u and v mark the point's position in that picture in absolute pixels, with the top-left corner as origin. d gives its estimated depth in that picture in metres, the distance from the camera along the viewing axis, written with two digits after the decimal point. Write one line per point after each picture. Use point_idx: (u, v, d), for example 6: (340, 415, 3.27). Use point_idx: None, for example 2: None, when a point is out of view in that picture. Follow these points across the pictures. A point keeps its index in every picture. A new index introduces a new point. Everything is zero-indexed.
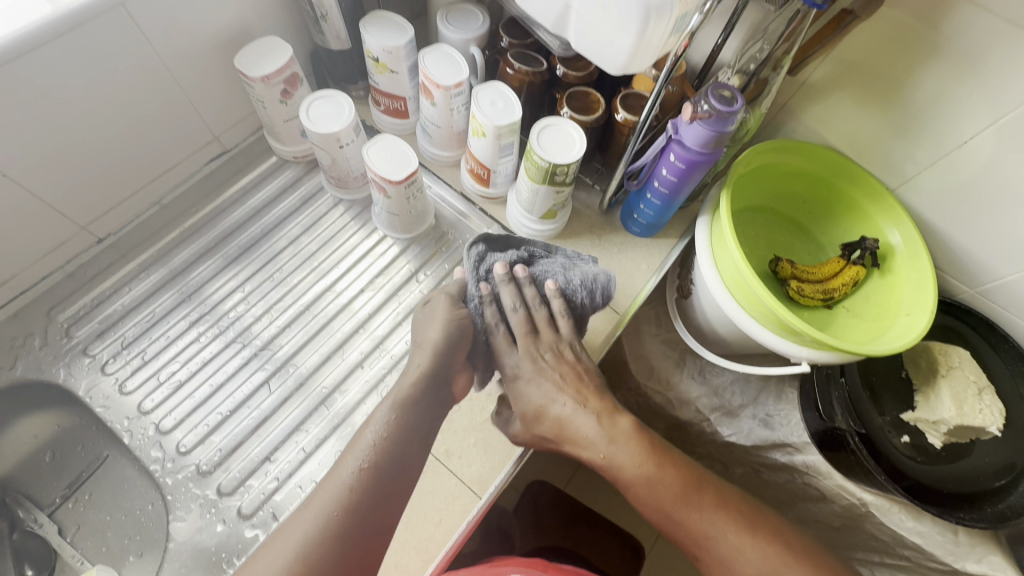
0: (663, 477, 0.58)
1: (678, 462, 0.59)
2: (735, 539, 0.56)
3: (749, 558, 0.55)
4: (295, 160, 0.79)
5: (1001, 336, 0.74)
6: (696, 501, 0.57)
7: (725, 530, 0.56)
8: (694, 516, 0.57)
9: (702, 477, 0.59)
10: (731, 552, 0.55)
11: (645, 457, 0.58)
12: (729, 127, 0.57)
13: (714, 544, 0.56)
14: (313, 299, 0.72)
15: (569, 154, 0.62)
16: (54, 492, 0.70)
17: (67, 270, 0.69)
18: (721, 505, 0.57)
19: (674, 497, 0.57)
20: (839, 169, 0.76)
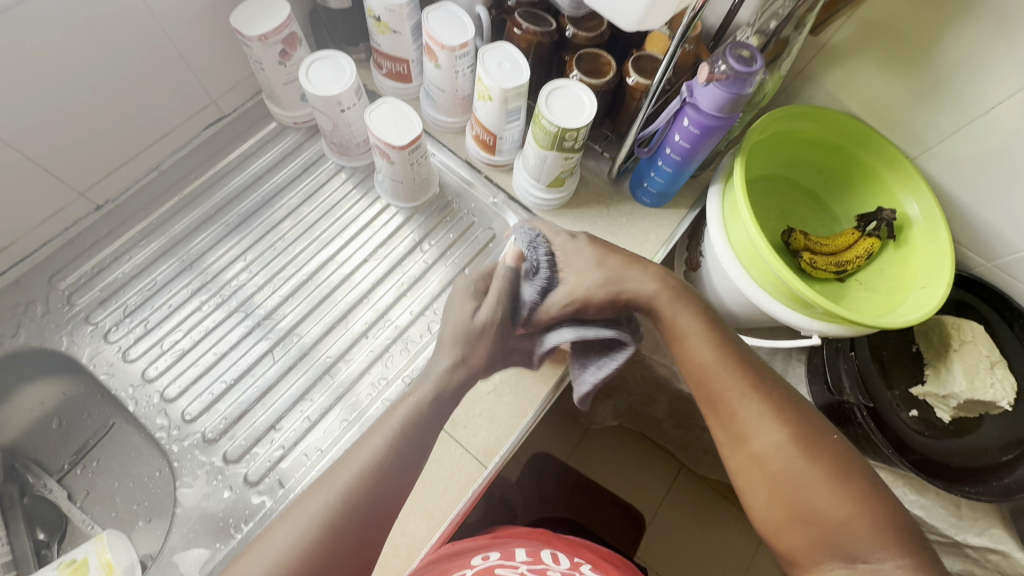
0: (712, 342, 0.57)
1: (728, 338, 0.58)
2: (762, 416, 0.55)
3: (773, 436, 0.54)
4: (296, 126, 0.77)
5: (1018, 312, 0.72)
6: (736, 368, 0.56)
7: (754, 408, 0.55)
8: (732, 390, 0.56)
9: (750, 357, 0.58)
10: (757, 418, 0.55)
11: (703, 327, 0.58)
12: (747, 88, 0.55)
13: (739, 421, 0.55)
14: (315, 269, 0.71)
15: (579, 118, 0.60)
16: (63, 458, 0.71)
17: (66, 237, 0.67)
18: (759, 385, 0.56)
19: (714, 361, 0.57)
20: (858, 137, 0.74)
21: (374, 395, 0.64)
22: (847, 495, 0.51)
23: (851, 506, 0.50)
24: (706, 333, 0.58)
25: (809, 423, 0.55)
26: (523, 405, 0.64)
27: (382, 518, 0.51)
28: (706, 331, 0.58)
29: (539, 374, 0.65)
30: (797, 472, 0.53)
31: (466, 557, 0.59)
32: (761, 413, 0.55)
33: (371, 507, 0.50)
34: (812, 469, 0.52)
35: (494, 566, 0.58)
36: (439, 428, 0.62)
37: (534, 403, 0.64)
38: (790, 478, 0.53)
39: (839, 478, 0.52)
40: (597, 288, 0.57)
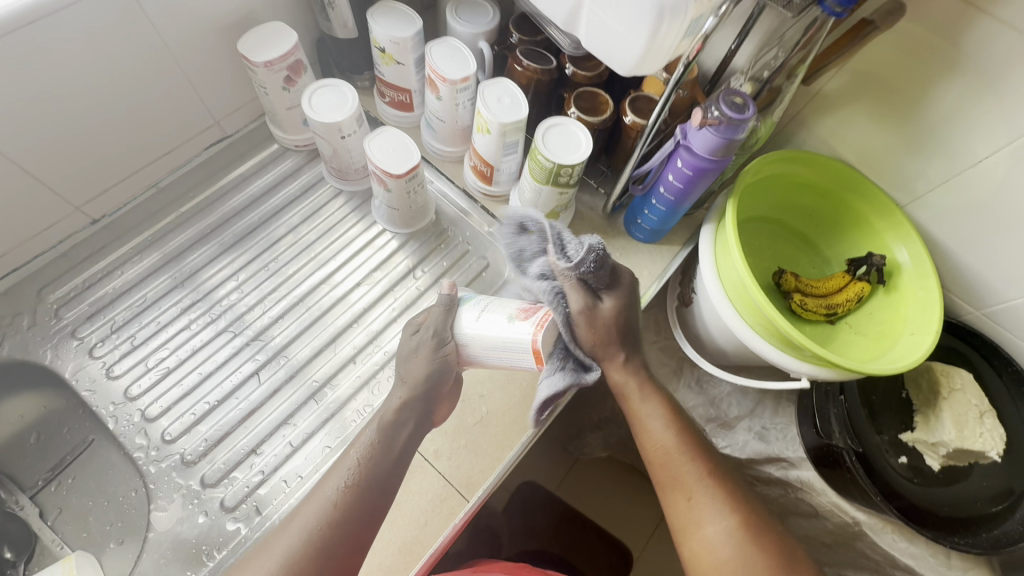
0: (676, 429, 0.60)
1: (691, 433, 0.61)
2: (716, 508, 0.56)
3: (722, 529, 0.55)
4: (297, 149, 0.78)
5: (1004, 359, 0.73)
6: (690, 459, 0.59)
7: (709, 499, 0.57)
8: (687, 480, 0.58)
9: (709, 450, 0.61)
10: (707, 508, 0.57)
11: (670, 419, 0.60)
12: (740, 134, 0.56)
13: (693, 512, 0.57)
14: (308, 291, 0.71)
15: (574, 155, 0.61)
16: (38, 474, 0.69)
17: (59, 250, 0.67)
18: (716, 476, 0.58)
19: (677, 450, 0.59)
20: (849, 183, 0.75)
21: (359, 421, 0.63)
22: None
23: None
24: (674, 428, 0.60)
25: (762, 517, 0.57)
26: (509, 437, 0.63)
27: (341, 561, 0.50)
28: (669, 424, 0.60)
29: (526, 406, 0.65)
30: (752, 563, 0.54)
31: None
32: (717, 505, 0.57)
33: (334, 562, 0.50)
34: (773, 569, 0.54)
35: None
36: (423, 458, 0.61)
37: (521, 436, 0.63)
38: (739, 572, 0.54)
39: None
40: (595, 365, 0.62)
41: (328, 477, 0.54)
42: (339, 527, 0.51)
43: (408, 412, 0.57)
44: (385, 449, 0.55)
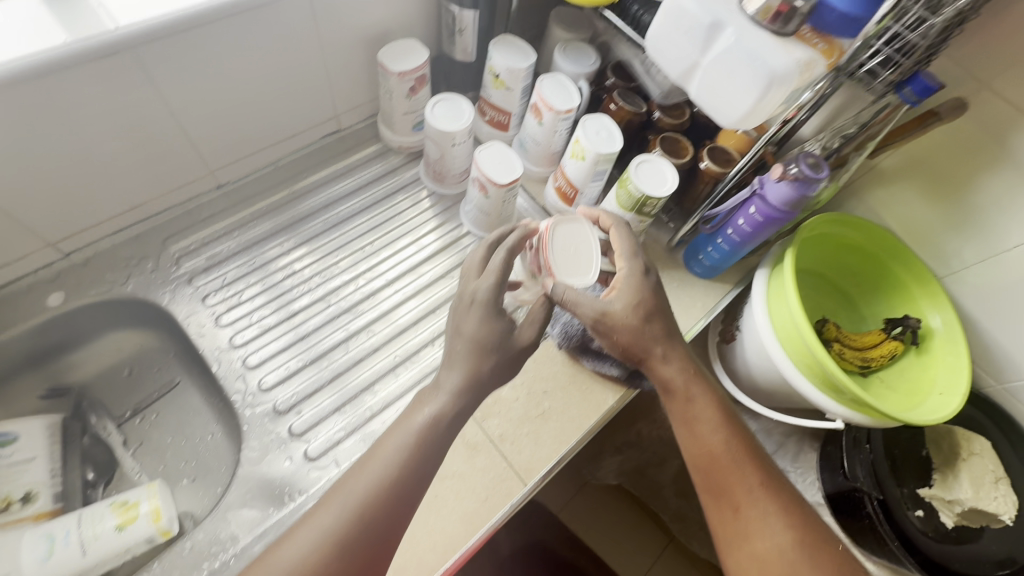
0: (727, 433, 0.65)
1: (742, 437, 0.66)
2: (769, 518, 0.61)
3: (779, 540, 0.60)
4: (399, 150, 0.87)
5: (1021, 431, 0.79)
6: (743, 465, 0.64)
7: (761, 510, 0.62)
8: (740, 487, 0.63)
9: (760, 455, 0.66)
10: (761, 518, 0.62)
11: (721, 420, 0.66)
12: (812, 191, 0.64)
13: (748, 519, 0.62)
14: (397, 276, 0.78)
15: (660, 189, 0.69)
16: (125, 406, 0.75)
17: (186, 206, 0.75)
18: (767, 484, 0.64)
19: (730, 454, 0.64)
20: (893, 250, 0.82)
21: None
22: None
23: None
24: (726, 433, 0.65)
25: (812, 526, 0.62)
26: (567, 433, 0.69)
27: (398, 507, 0.55)
28: (722, 428, 0.65)
29: (583, 408, 0.71)
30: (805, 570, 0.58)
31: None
32: (771, 514, 0.62)
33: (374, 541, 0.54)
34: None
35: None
36: (488, 440, 0.67)
37: (577, 434, 0.69)
38: None
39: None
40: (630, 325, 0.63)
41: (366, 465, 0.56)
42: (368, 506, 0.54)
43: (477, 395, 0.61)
44: (437, 433, 0.58)
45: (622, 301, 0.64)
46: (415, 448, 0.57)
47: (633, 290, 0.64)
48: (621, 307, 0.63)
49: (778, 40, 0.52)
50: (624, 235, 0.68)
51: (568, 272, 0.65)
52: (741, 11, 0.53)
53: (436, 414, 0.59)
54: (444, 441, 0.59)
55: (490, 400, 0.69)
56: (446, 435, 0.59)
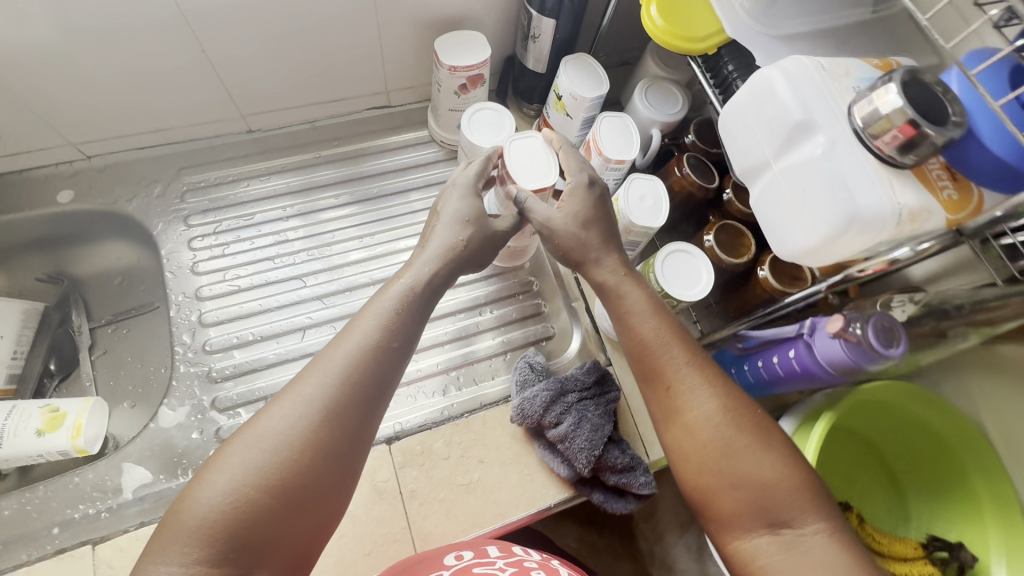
0: (661, 316, 0.50)
1: (674, 323, 0.50)
2: (703, 384, 0.47)
3: (711, 408, 0.46)
4: (441, 144, 0.80)
5: None
6: (674, 355, 0.48)
7: (692, 381, 0.47)
8: (672, 368, 0.47)
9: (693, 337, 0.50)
10: (696, 387, 0.47)
11: (649, 303, 0.51)
12: (873, 365, 0.48)
13: (679, 393, 0.47)
14: (384, 278, 0.72)
15: (687, 290, 0.56)
16: (106, 312, 0.77)
17: (212, 142, 0.74)
18: (702, 362, 0.48)
19: (662, 343, 0.48)
20: (976, 457, 0.62)
21: None
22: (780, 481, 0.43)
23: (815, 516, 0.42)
24: (657, 315, 0.50)
25: (750, 402, 0.47)
26: (484, 515, 0.60)
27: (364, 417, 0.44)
28: (658, 313, 0.50)
29: (515, 496, 0.61)
30: (739, 453, 0.44)
31: (440, 558, 0.47)
32: (704, 381, 0.47)
33: (359, 415, 0.44)
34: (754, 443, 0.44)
35: (469, 566, 0.45)
36: (398, 491, 0.60)
37: (495, 522, 0.60)
38: (728, 454, 0.44)
39: (786, 476, 0.44)
40: (575, 224, 0.54)
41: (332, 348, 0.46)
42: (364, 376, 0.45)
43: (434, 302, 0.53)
44: (415, 307, 0.50)
45: (569, 211, 0.54)
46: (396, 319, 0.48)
47: (581, 201, 0.55)
48: (564, 215, 0.54)
49: (885, 171, 0.38)
50: (574, 155, 0.58)
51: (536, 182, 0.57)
52: (847, 118, 0.39)
53: (415, 290, 0.50)
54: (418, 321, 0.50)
55: (419, 448, 0.62)
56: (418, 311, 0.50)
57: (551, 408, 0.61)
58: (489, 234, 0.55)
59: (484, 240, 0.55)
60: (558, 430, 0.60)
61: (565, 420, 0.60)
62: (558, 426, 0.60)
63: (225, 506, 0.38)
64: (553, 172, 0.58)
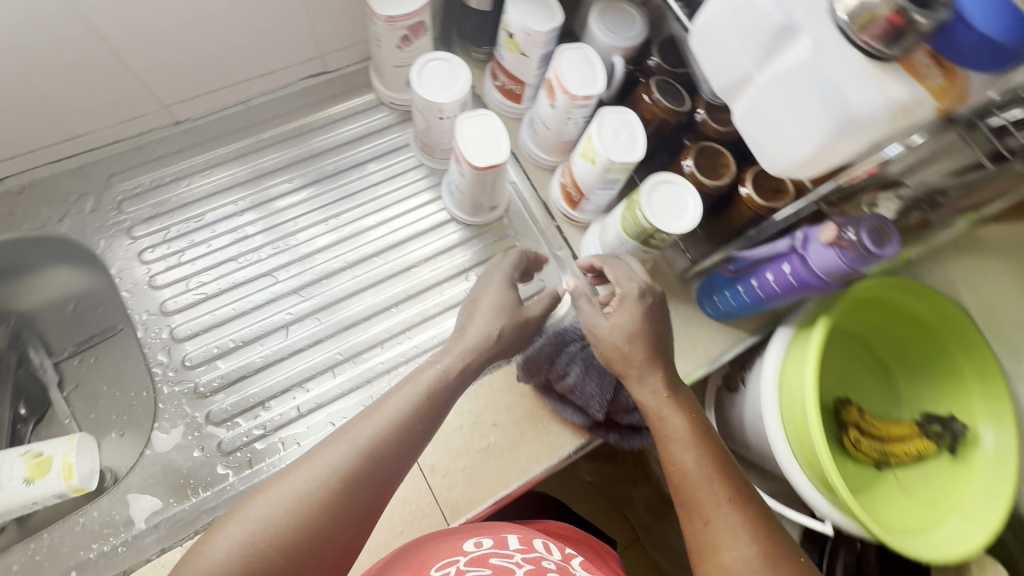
0: (702, 446, 0.50)
1: (719, 455, 0.50)
2: (736, 526, 0.46)
3: (744, 552, 0.45)
4: (391, 106, 0.74)
5: None
6: (714, 487, 0.48)
7: (728, 523, 0.46)
8: (709, 504, 0.47)
9: (735, 471, 0.50)
10: (730, 527, 0.46)
11: (691, 433, 0.50)
12: (868, 267, 0.49)
13: (711, 528, 0.47)
14: (359, 258, 0.68)
15: (676, 221, 0.55)
16: (67, 344, 0.72)
17: (138, 141, 0.67)
18: (738, 496, 0.48)
19: (699, 474, 0.48)
20: (958, 335, 0.66)
21: None
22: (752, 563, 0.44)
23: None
24: (695, 443, 0.50)
25: (782, 544, 0.46)
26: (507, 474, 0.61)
27: (370, 493, 0.44)
28: (697, 444, 0.50)
29: (534, 450, 0.62)
30: (722, 525, 0.46)
31: (460, 542, 0.50)
32: (739, 526, 0.46)
33: (368, 495, 0.44)
34: (732, 526, 0.46)
35: (487, 556, 0.47)
36: (418, 467, 0.60)
37: (518, 479, 0.61)
38: None
39: (768, 560, 0.45)
40: (622, 333, 0.53)
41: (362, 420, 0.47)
42: (378, 461, 0.45)
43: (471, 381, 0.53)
44: (446, 392, 0.51)
45: (614, 322, 0.54)
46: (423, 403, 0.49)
47: (631, 311, 0.54)
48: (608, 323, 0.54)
49: (873, 66, 0.36)
50: (619, 266, 0.57)
51: (485, 158, 0.57)
52: (829, 14, 0.37)
53: (447, 374, 0.51)
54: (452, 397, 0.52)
55: None
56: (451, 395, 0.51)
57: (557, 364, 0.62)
58: (522, 320, 0.56)
59: (518, 327, 0.56)
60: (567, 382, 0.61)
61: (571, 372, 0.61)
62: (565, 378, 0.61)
63: (237, 563, 0.39)
64: (504, 148, 0.58)
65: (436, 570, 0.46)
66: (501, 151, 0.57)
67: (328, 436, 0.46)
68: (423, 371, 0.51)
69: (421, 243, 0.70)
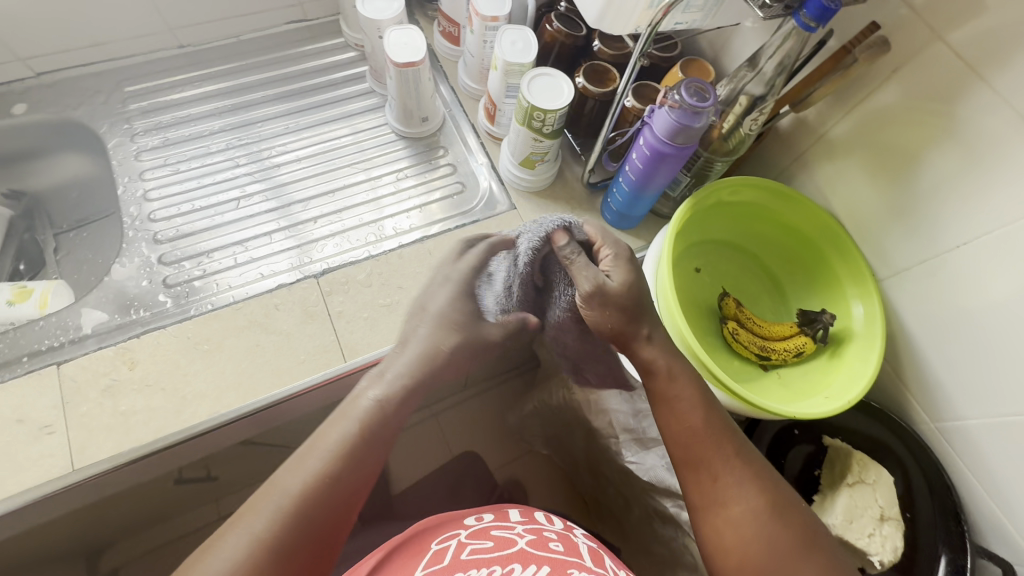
0: (708, 410, 0.56)
1: (722, 413, 0.56)
2: (742, 482, 0.53)
3: (750, 506, 0.51)
4: (355, 48, 0.90)
5: (936, 470, 0.69)
6: (722, 445, 0.54)
7: (735, 477, 0.53)
8: (718, 467, 0.53)
9: (741, 436, 0.56)
10: (735, 488, 0.52)
11: (698, 392, 0.56)
12: (696, 123, 0.58)
13: (718, 485, 0.53)
14: (309, 156, 0.82)
15: (552, 102, 0.66)
16: (66, 221, 0.86)
17: (149, 57, 0.84)
18: (742, 454, 0.54)
19: (707, 430, 0.55)
20: (828, 234, 0.72)
21: (294, 266, 0.72)
22: (758, 515, 0.51)
23: (796, 558, 0.49)
24: (703, 405, 0.56)
25: (786, 495, 0.53)
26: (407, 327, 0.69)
27: (308, 556, 0.45)
28: (699, 403, 0.56)
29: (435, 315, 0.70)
30: (734, 485, 0.52)
31: (463, 520, 0.64)
32: (745, 479, 0.52)
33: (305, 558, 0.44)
34: (742, 480, 0.52)
35: (488, 529, 0.60)
36: (327, 313, 0.69)
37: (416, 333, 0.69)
38: (759, 552, 0.49)
39: (773, 509, 0.51)
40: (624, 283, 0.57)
41: (303, 457, 0.48)
42: (337, 481, 0.47)
43: (420, 382, 0.54)
44: (365, 444, 0.49)
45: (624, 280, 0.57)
46: (348, 451, 0.48)
47: (624, 262, 0.59)
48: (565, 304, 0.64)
49: None
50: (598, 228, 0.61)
51: (403, 56, 0.71)
52: None
53: (367, 418, 0.50)
54: (385, 439, 0.51)
55: (344, 279, 0.71)
56: (395, 422, 0.52)
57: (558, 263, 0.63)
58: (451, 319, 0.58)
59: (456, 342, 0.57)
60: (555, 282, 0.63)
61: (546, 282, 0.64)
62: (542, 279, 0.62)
63: None
64: (422, 52, 0.71)
65: (440, 542, 0.57)
66: (418, 53, 0.71)
67: (238, 512, 0.45)
68: (356, 401, 0.52)
69: (364, 148, 0.83)
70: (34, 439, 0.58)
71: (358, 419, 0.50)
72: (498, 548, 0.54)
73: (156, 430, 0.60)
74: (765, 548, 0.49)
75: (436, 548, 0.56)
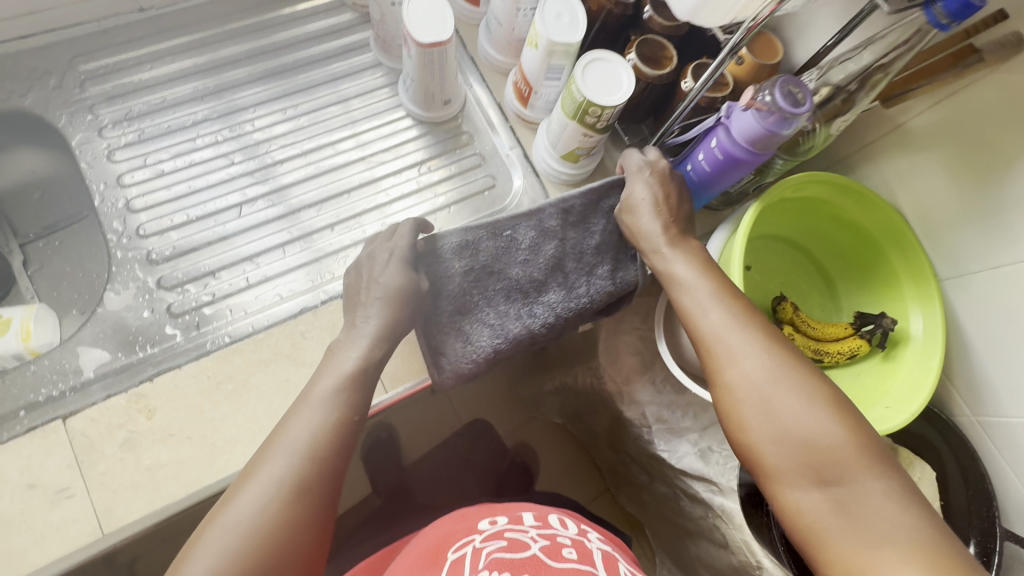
0: (712, 284, 0.53)
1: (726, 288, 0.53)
2: (745, 349, 0.49)
3: (748, 369, 0.48)
4: (353, 7, 0.76)
5: (970, 458, 0.67)
6: (733, 317, 0.51)
7: (744, 347, 0.49)
8: (725, 342, 0.50)
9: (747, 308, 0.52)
10: (743, 356, 0.49)
11: (705, 271, 0.54)
12: (786, 130, 0.51)
13: (727, 359, 0.49)
14: (315, 148, 0.71)
15: (612, 96, 0.57)
16: (32, 228, 0.74)
17: (102, 25, 0.69)
18: (749, 325, 0.50)
19: (730, 315, 0.51)
20: (892, 233, 0.68)
21: (316, 285, 0.65)
22: (753, 378, 0.48)
23: (789, 414, 0.46)
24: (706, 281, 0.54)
25: (787, 358, 0.48)
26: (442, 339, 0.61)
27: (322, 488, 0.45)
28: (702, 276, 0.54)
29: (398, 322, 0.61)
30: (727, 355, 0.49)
31: (476, 523, 0.58)
32: (752, 348, 0.49)
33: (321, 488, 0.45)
34: (740, 351, 0.49)
35: (503, 531, 0.54)
36: None
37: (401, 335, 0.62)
38: (772, 417, 0.46)
39: (767, 378, 0.47)
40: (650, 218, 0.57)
41: (302, 405, 0.48)
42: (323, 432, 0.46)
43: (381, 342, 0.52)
44: (364, 380, 0.50)
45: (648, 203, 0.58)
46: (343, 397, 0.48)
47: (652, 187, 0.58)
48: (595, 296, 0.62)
49: None
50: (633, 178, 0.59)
51: (426, 33, 0.59)
52: None
53: (364, 365, 0.50)
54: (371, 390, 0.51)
55: None
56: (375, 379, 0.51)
57: (560, 234, 0.61)
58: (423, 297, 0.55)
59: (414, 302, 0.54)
60: (543, 255, 0.60)
61: (546, 272, 0.60)
62: (511, 273, 0.59)
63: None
64: (450, 27, 0.60)
65: (455, 550, 0.52)
66: (446, 30, 0.59)
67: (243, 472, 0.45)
68: (334, 358, 0.51)
69: (377, 136, 0.72)
70: (52, 505, 0.52)
71: (355, 358, 0.51)
72: (514, 552, 0.49)
73: (188, 483, 0.55)
74: (778, 413, 0.46)
75: (451, 556, 0.51)
